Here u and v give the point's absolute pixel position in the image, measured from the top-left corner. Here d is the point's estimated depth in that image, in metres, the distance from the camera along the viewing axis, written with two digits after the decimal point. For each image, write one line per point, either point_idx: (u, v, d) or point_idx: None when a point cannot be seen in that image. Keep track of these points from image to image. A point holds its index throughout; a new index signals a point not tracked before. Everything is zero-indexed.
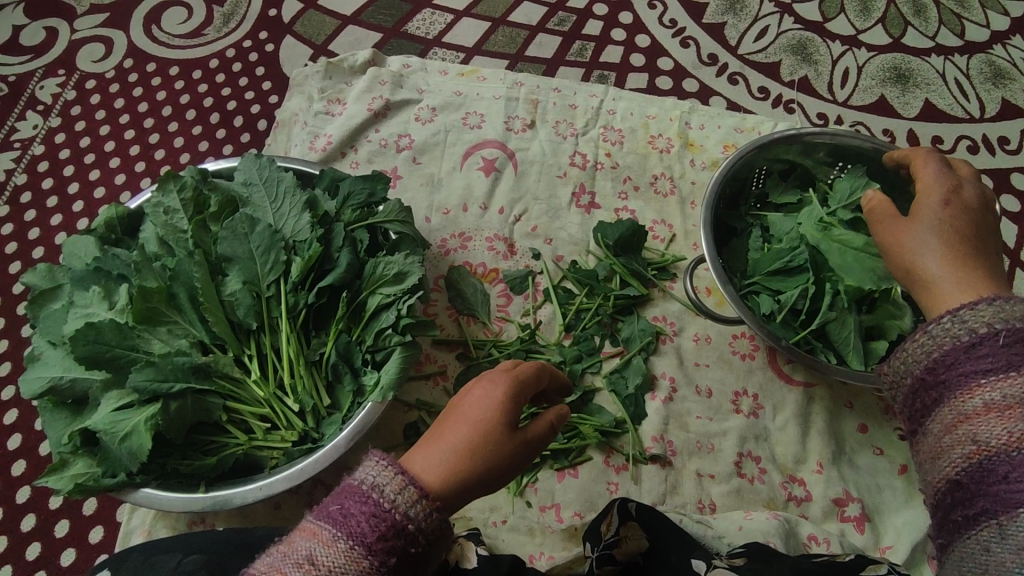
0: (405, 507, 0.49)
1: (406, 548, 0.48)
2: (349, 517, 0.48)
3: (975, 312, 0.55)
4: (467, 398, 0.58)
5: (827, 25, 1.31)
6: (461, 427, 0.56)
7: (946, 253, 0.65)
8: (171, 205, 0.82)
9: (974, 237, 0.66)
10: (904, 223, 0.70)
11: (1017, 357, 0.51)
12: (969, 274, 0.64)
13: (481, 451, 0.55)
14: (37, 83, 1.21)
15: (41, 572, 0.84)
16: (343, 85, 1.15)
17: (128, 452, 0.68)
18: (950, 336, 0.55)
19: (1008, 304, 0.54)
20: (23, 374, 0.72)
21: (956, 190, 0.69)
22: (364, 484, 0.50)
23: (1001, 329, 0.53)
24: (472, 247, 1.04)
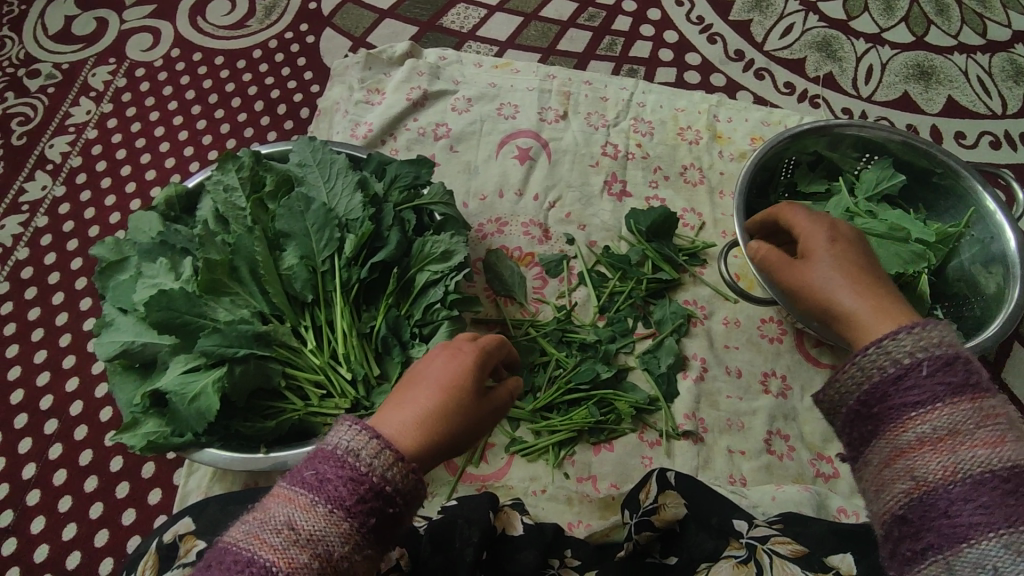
0: (383, 470, 0.51)
1: (384, 510, 0.51)
2: (325, 480, 0.50)
3: (896, 342, 0.55)
4: (431, 369, 0.60)
5: (851, 23, 1.34)
6: (429, 391, 0.58)
7: (851, 287, 0.67)
8: (230, 183, 0.86)
9: (863, 267, 0.69)
10: (804, 265, 0.71)
11: (940, 387, 0.51)
12: (876, 299, 0.65)
13: (452, 412, 0.57)
14: (89, 71, 1.27)
15: (104, 529, 0.90)
16: (382, 75, 1.19)
17: (197, 413, 0.72)
18: (880, 366, 0.55)
19: (924, 330, 0.55)
20: (98, 338, 0.77)
21: (834, 227, 0.72)
22: (339, 448, 0.51)
23: (924, 357, 0.53)
24: (508, 231, 1.08)
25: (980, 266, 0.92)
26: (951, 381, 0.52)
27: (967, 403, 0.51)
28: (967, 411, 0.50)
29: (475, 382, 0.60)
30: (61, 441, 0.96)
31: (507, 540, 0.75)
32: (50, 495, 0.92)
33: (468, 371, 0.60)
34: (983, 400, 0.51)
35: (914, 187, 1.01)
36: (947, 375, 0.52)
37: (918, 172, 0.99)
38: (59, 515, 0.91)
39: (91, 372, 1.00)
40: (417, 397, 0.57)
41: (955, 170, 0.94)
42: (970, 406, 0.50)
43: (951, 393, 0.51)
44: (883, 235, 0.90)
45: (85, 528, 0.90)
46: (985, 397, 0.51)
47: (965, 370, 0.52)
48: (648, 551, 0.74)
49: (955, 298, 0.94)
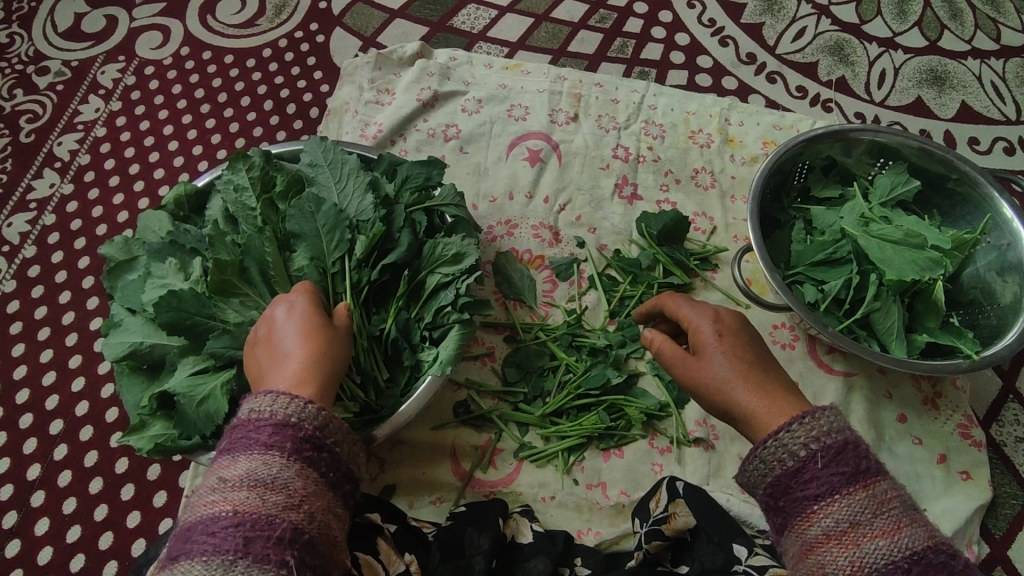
0: (284, 409, 0.57)
1: (297, 436, 0.56)
2: (241, 436, 0.56)
3: (791, 435, 0.60)
4: (286, 324, 0.66)
5: (864, 26, 1.33)
6: (299, 338, 0.65)
7: (747, 386, 0.66)
8: (240, 183, 0.85)
9: (750, 359, 0.68)
10: (699, 364, 0.70)
11: (836, 478, 0.56)
12: (773, 396, 0.65)
13: (326, 344, 0.65)
14: (98, 68, 1.26)
15: (109, 532, 0.89)
16: (392, 76, 1.18)
17: (204, 416, 0.72)
18: (781, 460, 0.59)
19: (813, 419, 0.60)
20: (106, 338, 0.77)
21: (721, 321, 0.71)
22: (244, 414, 0.57)
23: (818, 448, 0.58)
24: (518, 234, 1.07)
25: (996, 273, 0.91)
26: (845, 470, 0.56)
27: (859, 493, 0.55)
28: (860, 501, 0.55)
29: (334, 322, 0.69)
30: (66, 441, 0.95)
31: (516, 548, 0.75)
32: (54, 497, 0.92)
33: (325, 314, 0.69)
34: (875, 486, 0.56)
35: (929, 194, 0.99)
36: (840, 465, 0.57)
37: (932, 178, 0.98)
38: (63, 517, 0.90)
39: (97, 371, 1.00)
40: (289, 347, 0.64)
41: (971, 176, 0.93)
42: (863, 495, 0.55)
43: (845, 484, 0.56)
44: (899, 241, 0.88)
45: (90, 530, 0.90)
46: (876, 482, 0.56)
47: (856, 457, 0.57)
48: (660, 560, 0.74)
49: (970, 306, 0.93)
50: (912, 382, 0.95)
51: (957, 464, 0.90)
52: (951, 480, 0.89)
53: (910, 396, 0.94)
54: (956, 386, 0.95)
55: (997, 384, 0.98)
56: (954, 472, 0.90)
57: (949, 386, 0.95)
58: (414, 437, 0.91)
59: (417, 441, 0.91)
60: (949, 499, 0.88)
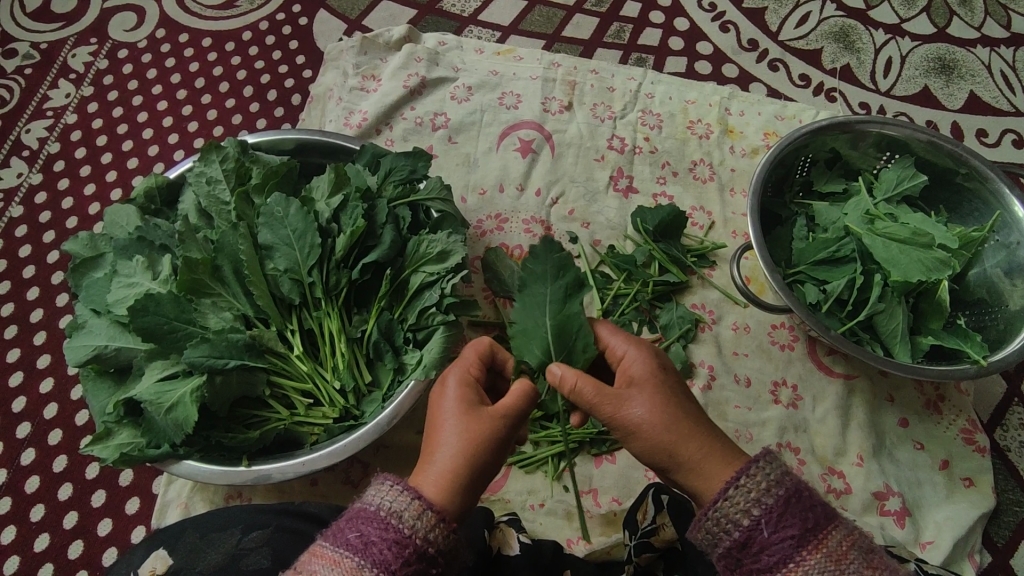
0: (428, 533, 0.54)
1: (428, 570, 0.54)
2: (369, 543, 0.53)
3: (731, 502, 0.57)
4: (446, 415, 0.61)
5: (870, 12, 1.28)
6: (464, 441, 0.59)
7: (687, 436, 0.61)
8: (214, 175, 0.81)
9: (683, 405, 0.63)
10: (629, 402, 0.61)
11: (788, 545, 0.54)
12: (710, 446, 0.61)
13: (490, 450, 0.60)
14: (69, 51, 1.20)
15: (79, 540, 0.86)
16: (378, 61, 1.13)
17: (173, 423, 0.68)
18: (727, 531, 0.57)
19: (748, 478, 0.57)
20: (69, 341, 0.73)
21: (653, 361, 0.65)
22: (381, 511, 0.54)
23: (760, 511, 0.56)
24: (509, 228, 1.03)
25: (1004, 273, 0.87)
26: (794, 533, 0.55)
27: (814, 555, 0.54)
28: (816, 564, 0.54)
29: (515, 412, 0.61)
30: (34, 445, 0.92)
31: (504, 561, 0.71)
32: (21, 504, 0.89)
33: (513, 403, 0.61)
34: (828, 541, 0.55)
35: (936, 189, 0.95)
36: (786, 527, 0.55)
37: (941, 172, 0.93)
38: (30, 525, 0.88)
39: (67, 373, 0.96)
40: (454, 450, 0.59)
41: (980, 172, 0.89)
42: (818, 556, 0.54)
43: (797, 549, 0.54)
44: (906, 241, 0.84)
45: (58, 538, 0.87)
46: (827, 538, 0.54)
47: (801, 514, 0.55)
48: (653, 570, 0.72)
49: (977, 306, 0.89)
50: (915, 384, 0.92)
51: (960, 470, 0.87)
52: (953, 486, 0.86)
53: (913, 399, 0.91)
54: (960, 389, 0.92)
55: (1002, 387, 0.95)
56: (956, 478, 0.87)
57: (953, 390, 0.92)
58: (398, 442, 0.87)
59: (400, 446, 0.87)
60: (950, 506, 0.85)
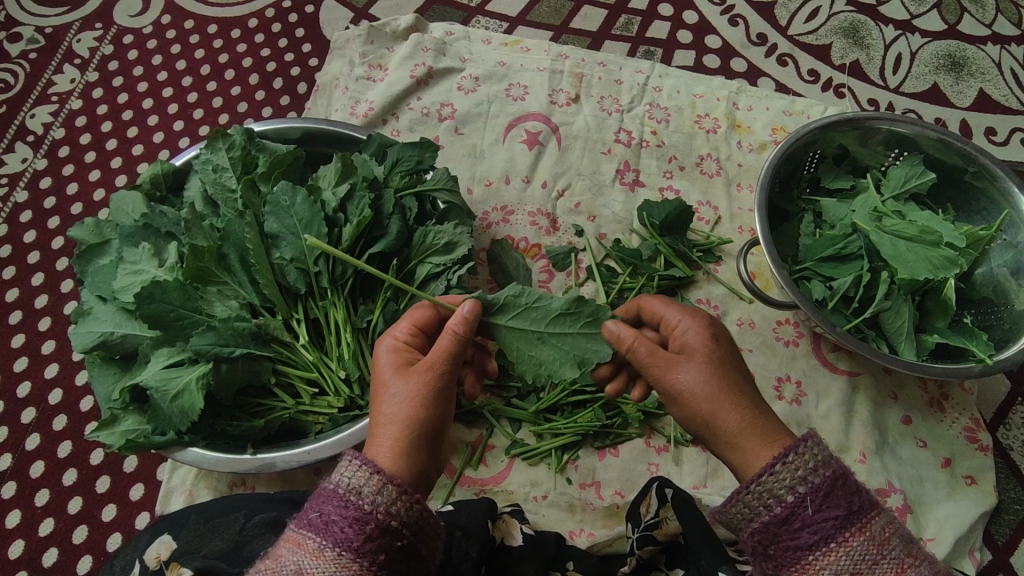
0: (387, 507, 0.53)
1: (392, 543, 0.53)
2: (330, 522, 0.53)
3: (777, 477, 0.56)
4: (387, 377, 0.62)
5: (880, 8, 1.27)
6: (404, 401, 0.59)
7: (732, 410, 0.62)
8: (220, 162, 0.80)
9: (737, 381, 0.63)
10: (682, 367, 0.63)
11: (832, 525, 0.54)
12: (755, 422, 0.61)
13: (432, 401, 0.60)
14: (74, 36, 1.20)
15: (83, 526, 0.87)
16: (384, 50, 1.12)
17: (179, 410, 0.68)
18: (771, 503, 0.56)
19: (799, 455, 0.57)
20: (75, 327, 0.73)
21: (707, 326, 0.65)
22: (341, 488, 0.54)
23: (806, 490, 0.56)
24: (515, 221, 1.02)
25: (1010, 272, 0.87)
26: (838, 514, 0.55)
27: (856, 537, 0.54)
28: (857, 546, 0.54)
29: (448, 359, 0.61)
30: (39, 431, 0.92)
31: (507, 551, 0.72)
32: (27, 489, 0.89)
33: (442, 352, 0.61)
34: (871, 525, 0.55)
35: (944, 187, 0.95)
36: (832, 508, 0.55)
37: (949, 170, 0.93)
38: (35, 510, 0.88)
39: (71, 358, 0.96)
40: (397, 410, 0.59)
41: (989, 170, 0.88)
42: (860, 538, 0.54)
43: (840, 530, 0.54)
44: (914, 238, 0.84)
45: (63, 523, 0.87)
46: (871, 522, 0.55)
47: (847, 497, 0.55)
48: (655, 563, 0.72)
49: (983, 305, 0.89)
50: (919, 383, 0.92)
51: (962, 468, 0.88)
52: (955, 483, 0.87)
53: (916, 397, 0.91)
54: (964, 387, 0.92)
55: (1006, 386, 0.95)
56: (958, 476, 0.87)
57: (957, 388, 0.92)
58: None
59: None
60: (951, 503, 0.86)
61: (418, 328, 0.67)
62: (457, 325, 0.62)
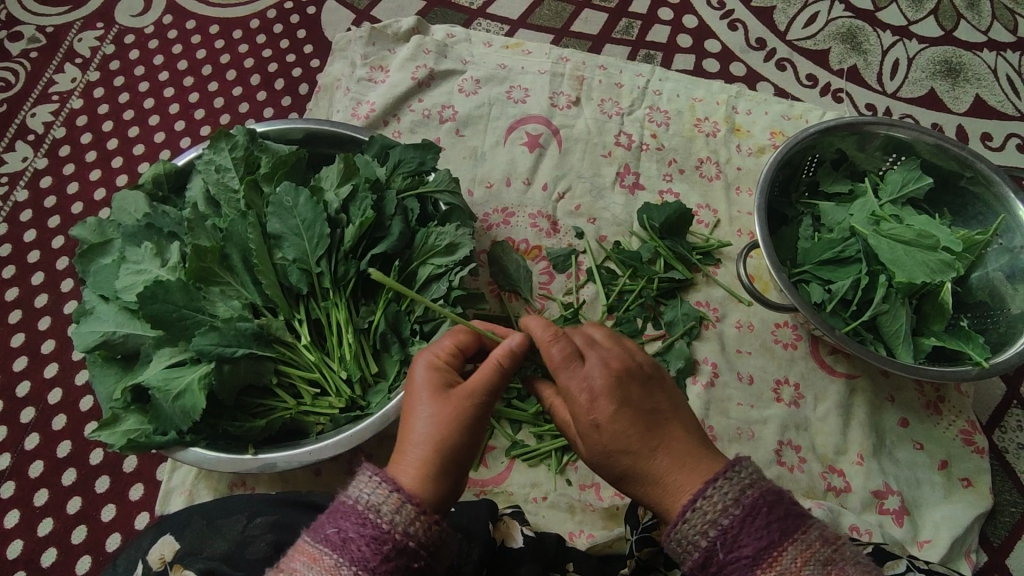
0: (407, 529, 0.53)
1: (410, 564, 0.53)
2: (348, 540, 0.52)
3: (691, 523, 0.55)
4: (419, 396, 0.62)
5: (878, 14, 1.28)
6: (436, 421, 0.59)
7: (639, 452, 0.60)
8: (222, 163, 0.80)
9: (645, 432, 0.60)
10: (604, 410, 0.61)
11: (745, 566, 0.53)
12: (681, 463, 0.60)
13: (464, 430, 0.60)
14: (75, 35, 1.20)
15: (83, 526, 0.87)
16: (386, 52, 1.12)
17: (181, 411, 0.68)
18: (687, 551, 0.56)
19: (705, 498, 0.56)
20: (77, 326, 0.73)
21: (611, 363, 0.62)
22: (359, 505, 0.54)
23: (716, 533, 0.54)
24: (515, 222, 1.03)
25: (1006, 277, 0.87)
26: (749, 552, 0.53)
27: (771, 572, 0.52)
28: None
29: (488, 389, 0.62)
30: (39, 430, 0.92)
31: (508, 552, 0.72)
32: (26, 489, 0.89)
33: (484, 380, 0.62)
34: (782, 558, 0.53)
35: (941, 192, 0.96)
36: (744, 546, 0.53)
37: (945, 175, 0.94)
38: (34, 510, 0.88)
39: (71, 358, 0.96)
40: (427, 430, 0.59)
41: (986, 175, 0.89)
42: (771, 575, 0.52)
43: (751, 569, 0.53)
44: (911, 242, 0.85)
45: (62, 523, 0.87)
46: (782, 555, 0.53)
47: (756, 531, 0.53)
48: (654, 564, 0.71)
49: (980, 309, 0.90)
50: (916, 385, 0.93)
51: (959, 471, 0.88)
52: (951, 486, 0.87)
53: (913, 400, 0.92)
54: (960, 390, 0.93)
55: (1002, 389, 0.96)
56: (954, 479, 0.88)
57: (954, 391, 0.93)
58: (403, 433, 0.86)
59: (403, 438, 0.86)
60: (948, 506, 0.86)
61: (457, 348, 0.67)
62: (502, 356, 0.63)
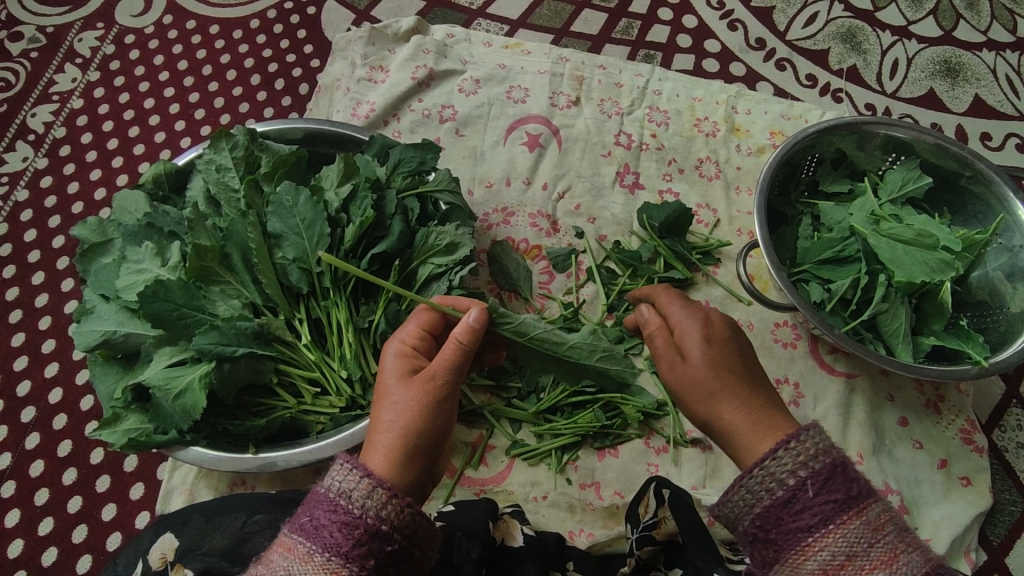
0: (376, 512, 0.53)
1: (383, 548, 0.53)
2: (320, 527, 0.53)
3: (780, 460, 0.57)
4: (388, 383, 0.62)
5: (877, 14, 1.28)
6: (403, 407, 0.60)
7: (727, 397, 0.64)
8: (222, 162, 0.80)
9: (743, 378, 0.66)
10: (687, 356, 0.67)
11: (829, 509, 0.54)
12: (765, 411, 0.64)
13: (431, 412, 0.60)
14: (75, 35, 1.20)
15: (83, 525, 0.87)
16: (386, 53, 1.12)
17: (181, 409, 0.68)
18: (770, 488, 0.56)
19: (802, 439, 0.57)
20: (78, 325, 0.73)
21: (713, 319, 0.69)
22: (331, 493, 0.54)
23: (808, 473, 0.56)
24: (515, 222, 1.03)
25: (1005, 276, 0.88)
26: (837, 497, 0.54)
27: (854, 521, 0.53)
28: (855, 530, 0.53)
29: (451, 369, 0.62)
30: (39, 430, 0.92)
31: (507, 551, 0.72)
32: (26, 488, 0.89)
33: (447, 360, 0.62)
34: (868, 511, 0.54)
35: (941, 191, 0.96)
36: (831, 492, 0.54)
37: (944, 174, 0.94)
38: (34, 509, 0.88)
39: (72, 358, 0.96)
40: (395, 417, 0.60)
41: (985, 175, 0.89)
42: (857, 522, 0.53)
43: (838, 513, 0.54)
44: (910, 241, 0.85)
45: (63, 523, 0.87)
46: (870, 507, 0.54)
47: (847, 481, 0.55)
48: (654, 563, 0.72)
49: (979, 309, 0.90)
50: (916, 384, 0.93)
51: (958, 469, 0.89)
52: (950, 485, 0.88)
53: (913, 399, 0.92)
54: (960, 389, 0.93)
55: (1001, 388, 0.96)
56: (954, 477, 0.88)
57: (953, 390, 0.93)
58: None
59: None
60: (947, 504, 0.86)
61: (424, 330, 0.68)
62: (462, 334, 0.63)
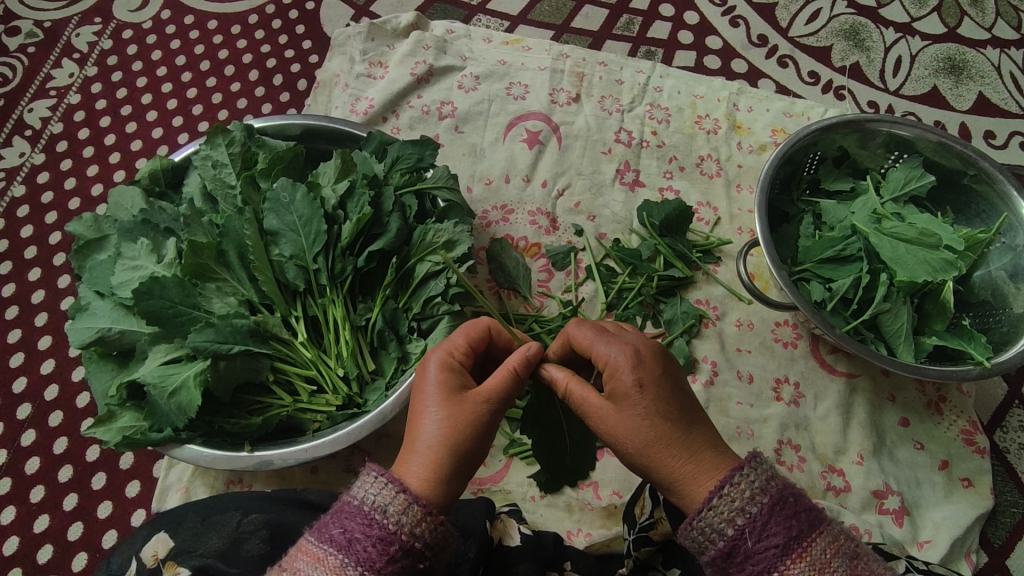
0: (415, 531, 0.53)
1: (415, 565, 0.53)
2: (354, 540, 0.52)
3: (716, 510, 0.55)
4: (429, 397, 0.60)
5: (881, 10, 1.27)
6: (447, 426, 0.58)
7: (660, 449, 0.59)
8: (219, 159, 0.80)
9: (676, 421, 0.59)
10: (613, 415, 0.60)
11: (773, 555, 0.53)
12: (704, 464, 0.58)
13: (474, 435, 0.59)
14: (73, 30, 1.19)
15: (79, 522, 0.86)
16: (385, 48, 1.12)
17: (176, 408, 0.68)
18: (710, 540, 0.55)
19: (733, 487, 0.55)
20: (73, 322, 0.73)
21: (638, 359, 0.60)
22: (365, 505, 0.54)
23: (745, 521, 0.54)
24: (514, 220, 1.02)
25: (1008, 276, 0.87)
26: (777, 542, 0.53)
27: (797, 564, 0.53)
28: (800, 573, 0.52)
29: (499, 397, 0.60)
30: (35, 427, 0.92)
31: (504, 551, 0.72)
32: (22, 485, 0.89)
33: (496, 387, 0.60)
34: (812, 549, 0.53)
35: (944, 191, 0.95)
36: (773, 536, 0.53)
37: (947, 174, 0.93)
38: (31, 506, 0.88)
39: (68, 354, 0.96)
40: (435, 434, 0.58)
41: (989, 173, 0.88)
42: (801, 565, 0.53)
43: (780, 558, 0.53)
44: (913, 241, 0.84)
45: (59, 520, 0.87)
46: (811, 546, 0.53)
47: (786, 522, 0.53)
48: (652, 564, 0.71)
49: (982, 308, 0.89)
50: (917, 384, 0.92)
51: (959, 470, 0.88)
52: (951, 486, 0.87)
53: (914, 399, 0.91)
54: (962, 390, 0.92)
55: (1003, 390, 0.95)
56: (955, 478, 0.88)
57: (955, 390, 0.92)
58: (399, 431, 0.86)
59: (400, 436, 0.85)
60: (948, 506, 0.86)
61: (471, 346, 0.65)
62: (517, 364, 0.61)
